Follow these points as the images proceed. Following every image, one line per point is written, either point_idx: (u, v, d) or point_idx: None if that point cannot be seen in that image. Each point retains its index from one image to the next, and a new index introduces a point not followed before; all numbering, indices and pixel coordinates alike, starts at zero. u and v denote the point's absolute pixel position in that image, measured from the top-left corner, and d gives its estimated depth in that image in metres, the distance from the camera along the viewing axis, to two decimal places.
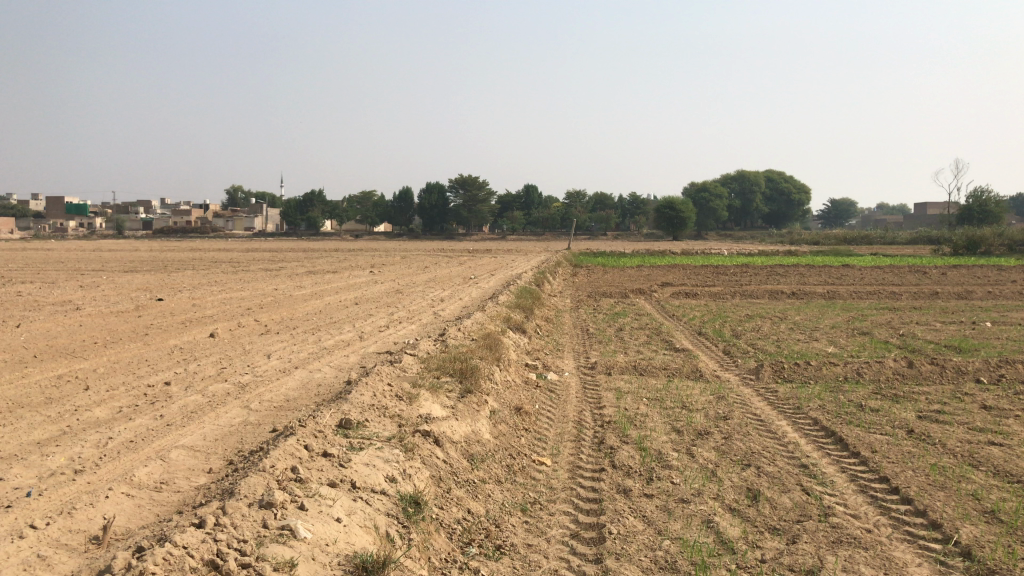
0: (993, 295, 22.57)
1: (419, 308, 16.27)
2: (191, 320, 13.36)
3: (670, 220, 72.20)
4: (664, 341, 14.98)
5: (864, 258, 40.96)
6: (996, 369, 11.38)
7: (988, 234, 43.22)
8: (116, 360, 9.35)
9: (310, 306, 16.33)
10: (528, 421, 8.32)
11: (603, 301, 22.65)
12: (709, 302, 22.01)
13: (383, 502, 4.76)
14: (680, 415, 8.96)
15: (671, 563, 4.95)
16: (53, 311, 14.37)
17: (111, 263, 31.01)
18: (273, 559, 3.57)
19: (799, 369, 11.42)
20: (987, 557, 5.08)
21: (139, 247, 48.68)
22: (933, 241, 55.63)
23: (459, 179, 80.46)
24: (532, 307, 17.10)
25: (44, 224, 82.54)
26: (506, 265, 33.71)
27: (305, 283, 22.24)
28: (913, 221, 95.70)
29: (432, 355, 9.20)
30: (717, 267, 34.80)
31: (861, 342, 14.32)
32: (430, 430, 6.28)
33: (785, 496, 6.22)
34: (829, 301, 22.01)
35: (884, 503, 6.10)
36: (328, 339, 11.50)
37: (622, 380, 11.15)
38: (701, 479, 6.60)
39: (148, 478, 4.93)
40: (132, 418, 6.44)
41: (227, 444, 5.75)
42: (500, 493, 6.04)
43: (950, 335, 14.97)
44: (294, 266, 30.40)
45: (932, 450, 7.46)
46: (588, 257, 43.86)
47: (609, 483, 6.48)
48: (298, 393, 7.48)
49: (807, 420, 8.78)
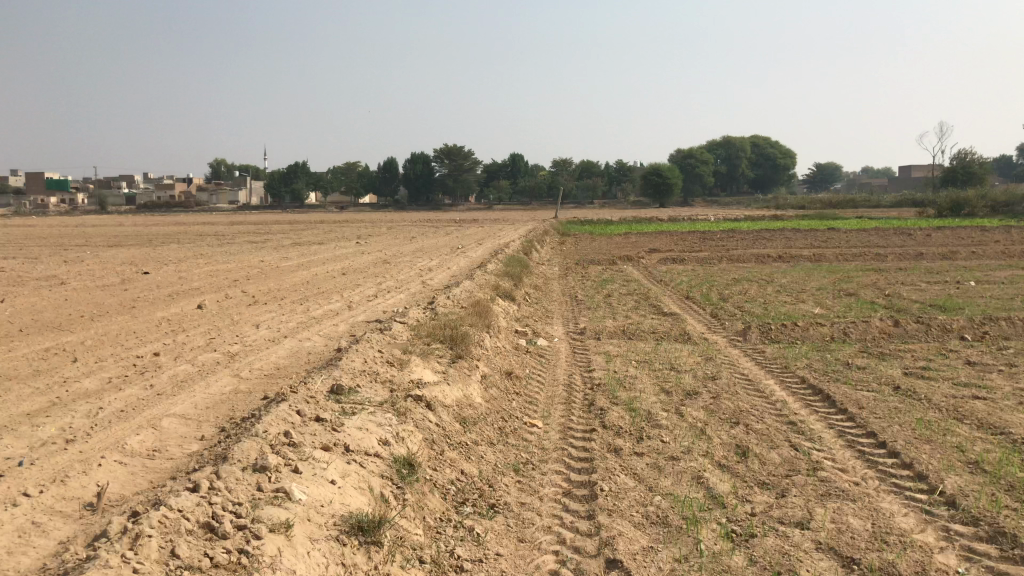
0: (978, 256, 22.74)
1: (407, 277, 16.25)
2: (178, 293, 13.29)
3: (656, 186, 72.13)
4: (652, 306, 15.03)
5: (850, 221, 41.08)
6: (980, 326, 11.51)
7: (972, 196, 43.48)
8: (103, 332, 9.31)
9: (297, 277, 16.28)
10: (518, 385, 8.37)
11: (591, 268, 22.66)
12: (697, 267, 22.08)
13: (377, 464, 4.78)
14: (670, 377, 9.04)
15: (662, 518, 5.01)
16: (38, 286, 14.26)
17: (95, 238, 30.66)
18: (269, 520, 3.59)
19: (787, 330, 11.52)
20: (971, 505, 5.17)
21: (122, 221, 48.17)
22: (918, 203, 55.88)
23: (444, 149, 80.06)
24: (520, 275, 17.11)
25: (26, 202, 81.58)
26: (492, 234, 33.64)
27: (291, 255, 22.14)
28: (898, 183, 95.98)
29: (422, 322, 9.21)
30: (704, 232, 34.86)
31: (847, 303, 14.44)
32: (421, 395, 6.30)
33: (774, 452, 6.30)
34: (816, 264, 22.11)
35: (871, 457, 6.19)
36: (317, 308, 11.48)
37: (612, 344, 11.22)
38: (691, 437, 6.68)
39: (140, 446, 4.93)
40: (122, 388, 6.44)
41: (218, 411, 5.77)
42: (493, 455, 6.09)
43: (935, 295, 15.11)
44: (280, 238, 30.24)
45: (918, 404, 7.57)
46: (575, 225, 43.79)
47: (600, 443, 6.54)
48: (288, 361, 7.49)
49: (794, 379, 8.88)
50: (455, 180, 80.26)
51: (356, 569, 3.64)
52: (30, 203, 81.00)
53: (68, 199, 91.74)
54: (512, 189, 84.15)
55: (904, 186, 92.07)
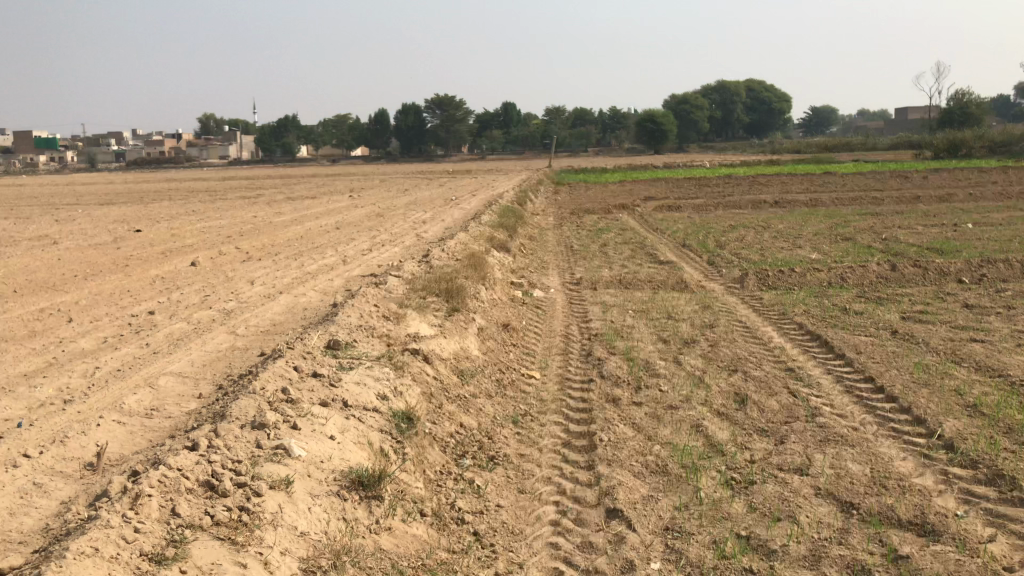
0: (974, 197, 22.64)
1: (402, 230, 16.13)
2: (172, 250, 13.18)
3: (651, 133, 71.50)
4: (649, 254, 14.98)
5: (845, 165, 40.82)
6: (977, 269, 11.49)
7: (969, 137, 43.18)
8: (97, 291, 9.24)
9: (291, 232, 16.17)
10: (516, 337, 8.36)
11: (587, 218, 22.53)
12: (693, 215, 21.97)
13: (376, 418, 4.76)
14: (667, 325, 9.03)
15: (662, 466, 5.03)
16: (30, 246, 14.14)
17: (86, 197, 30.36)
18: (269, 477, 3.58)
19: (784, 276, 11.49)
20: (970, 448, 5.18)
21: (112, 178, 47.67)
22: (915, 145, 55.53)
23: (436, 99, 79.14)
24: (515, 226, 17.01)
25: (15, 161, 80.65)
26: (487, 185, 33.37)
27: (285, 210, 21.98)
28: (895, 125, 95.24)
29: (418, 275, 9.16)
30: (699, 179, 34.64)
31: (844, 247, 14.41)
32: (418, 348, 6.28)
33: (772, 399, 6.31)
34: (812, 209, 22.01)
35: (869, 402, 6.20)
36: (313, 263, 11.40)
37: (608, 294, 11.20)
38: (689, 386, 6.68)
39: (138, 405, 4.91)
40: (118, 347, 6.41)
41: (216, 369, 5.74)
42: (492, 407, 6.10)
43: (933, 238, 15.06)
44: (272, 193, 29.96)
45: (916, 349, 7.58)
46: (570, 174, 43.50)
47: (599, 393, 6.55)
48: (285, 317, 7.45)
49: (791, 325, 8.88)
50: (448, 131, 79.49)
51: (357, 524, 3.64)
52: (19, 161, 80.15)
53: (58, 157, 90.75)
54: (505, 139, 83.39)
55: (900, 129, 91.40)
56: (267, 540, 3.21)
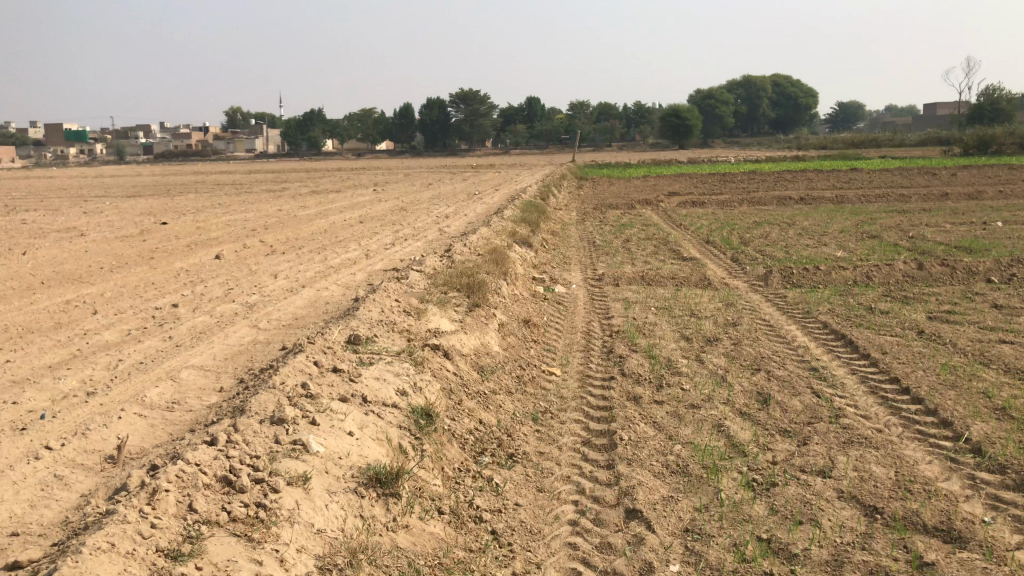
0: (1004, 195, 22.27)
1: (424, 225, 16.14)
2: (196, 243, 13.27)
3: (676, 128, 71.03)
4: (672, 250, 14.88)
5: (873, 161, 40.33)
6: (1006, 268, 11.29)
7: (1000, 133, 42.51)
8: (123, 284, 9.32)
9: (314, 226, 16.22)
10: (537, 333, 8.33)
11: (610, 213, 22.42)
12: (717, 211, 21.80)
13: (395, 415, 4.76)
14: (689, 323, 8.96)
15: (682, 467, 4.99)
16: (58, 238, 14.30)
17: (114, 189, 30.70)
18: (286, 473, 3.58)
19: (809, 274, 11.37)
20: (997, 453, 5.09)
21: (139, 170, 48.04)
22: (944, 141, 54.77)
23: (460, 94, 79.20)
24: (538, 221, 16.97)
25: (45, 153, 81.76)
26: (510, 180, 33.31)
27: (309, 203, 22.07)
28: (924, 121, 93.94)
29: (439, 270, 9.15)
30: (724, 174, 34.37)
31: (871, 245, 14.24)
32: (438, 344, 6.26)
33: (795, 399, 6.24)
34: (838, 206, 21.76)
35: (894, 404, 6.11)
36: (335, 257, 11.43)
37: (630, 290, 11.14)
38: (711, 385, 6.62)
39: (160, 398, 4.94)
40: (141, 340, 6.45)
41: (238, 363, 5.76)
42: (511, 404, 6.07)
43: (961, 236, 14.84)
44: (297, 187, 30.11)
45: (943, 349, 7.46)
46: (594, 169, 43.31)
47: (620, 391, 6.51)
48: (306, 311, 7.46)
49: (816, 324, 8.78)
50: (472, 125, 79.44)
51: (374, 522, 3.63)
52: (49, 153, 81.29)
53: (87, 150, 91.84)
54: (529, 133, 83.25)
55: (929, 125, 90.18)
56: (284, 537, 3.20)
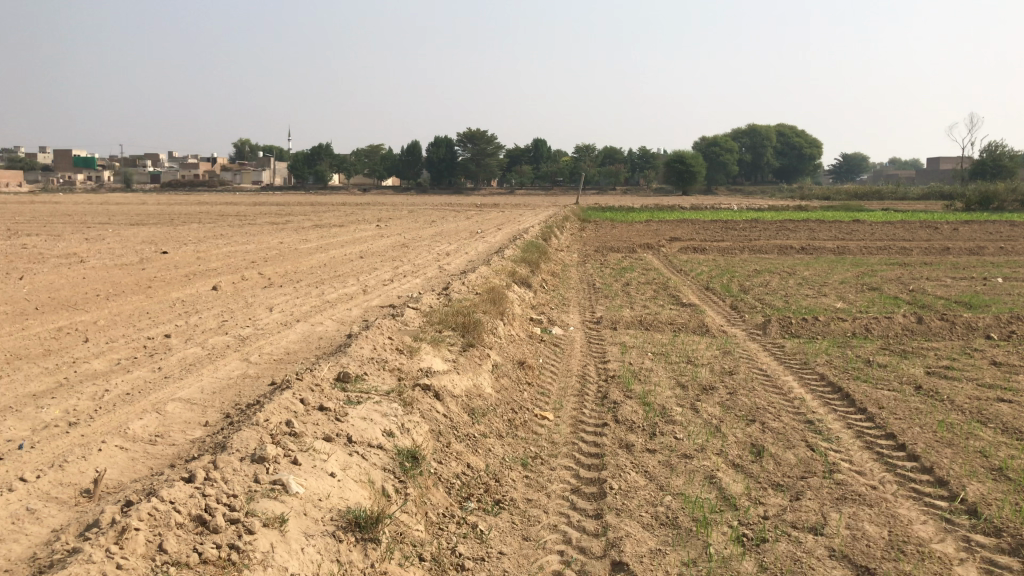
0: (1005, 252, 22.30)
1: (425, 262, 16.15)
2: (195, 273, 13.25)
3: (680, 174, 71.48)
4: (671, 296, 14.86)
5: (874, 213, 40.49)
6: (1006, 325, 11.23)
7: (1001, 190, 42.74)
8: (117, 312, 9.28)
9: (315, 259, 16.24)
10: (531, 375, 8.26)
11: (611, 256, 22.44)
12: (718, 258, 21.82)
13: (380, 456, 4.68)
14: (686, 370, 8.88)
15: (672, 519, 4.89)
16: (57, 263, 14.31)
17: (118, 216, 30.87)
18: (263, 514, 3.50)
19: (807, 325, 11.32)
20: (993, 515, 4.99)
21: (145, 199, 48.19)
22: (946, 196, 55.07)
23: (467, 133, 79.93)
24: (538, 261, 16.97)
25: (53, 178, 82.49)
26: (513, 220, 33.41)
27: (311, 237, 22.10)
28: (927, 175, 94.59)
29: (435, 309, 9.09)
30: (726, 221, 34.49)
31: (870, 297, 14.21)
32: (429, 384, 6.19)
33: (790, 452, 6.15)
34: (839, 256, 21.77)
35: (890, 460, 6.02)
36: (332, 292, 11.40)
37: (628, 334, 11.08)
38: (705, 435, 6.53)
39: (143, 431, 4.86)
40: (130, 370, 6.39)
41: (224, 397, 5.68)
42: (501, 448, 5.99)
43: (961, 291, 14.80)
44: (300, 220, 30.18)
45: (940, 406, 7.37)
46: (596, 212, 43.48)
47: (612, 438, 6.42)
48: (298, 346, 7.40)
49: (813, 375, 8.70)
50: (478, 164, 79.99)
51: (352, 568, 3.54)
52: (58, 179, 81.91)
53: (95, 176, 92.50)
54: (534, 174, 83.82)
55: (932, 179, 90.76)
56: None
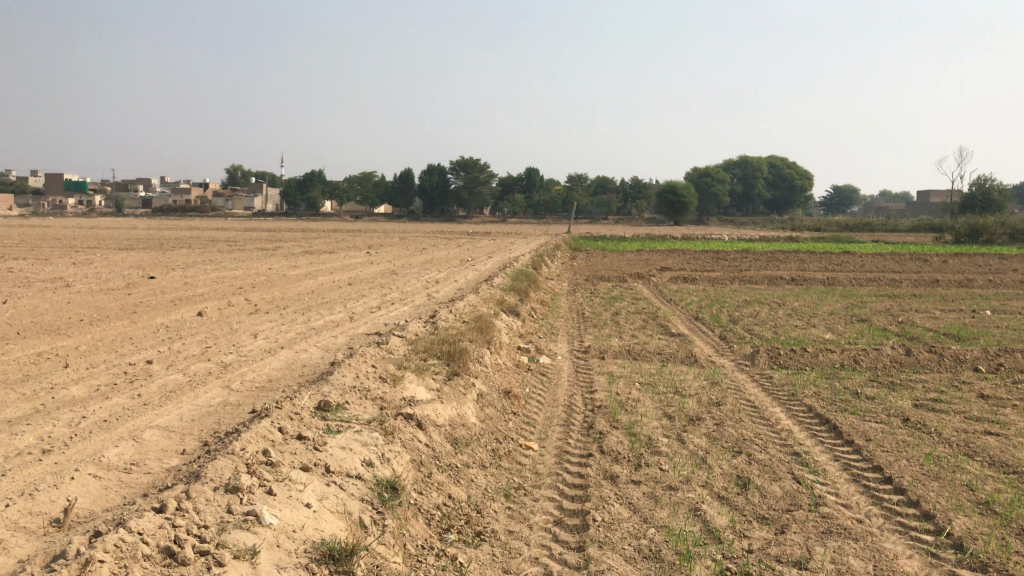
0: (994, 284, 22.40)
1: (413, 290, 16.10)
2: (182, 299, 13.16)
3: (671, 204, 71.88)
4: (660, 325, 14.84)
5: (864, 245, 40.65)
6: (994, 358, 11.23)
7: (990, 223, 43.06)
8: (100, 337, 9.19)
9: (303, 286, 16.18)
10: (517, 404, 8.19)
11: (601, 286, 22.44)
12: (708, 288, 21.86)
13: (358, 486, 4.62)
14: (673, 401, 8.83)
15: (655, 552, 4.82)
16: (43, 288, 14.21)
17: (108, 241, 30.72)
18: (234, 546, 3.43)
19: (796, 356, 11.29)
20: (980, 550, 4.94)
21: (135, 224, 48.11)
22: (935, 228, 55.48)
23: (460, 162, 80.32)
24: (528, 290, 16.95)
25: (44, 202, 82.29)
26: (505, 248, 33.43)
27: (301, 263, 22.06)
28: (916, 208, 95.35)
29: (420, 337, 9.03)
30: (717, 252, 34.61)
31: (859, 329, 14.22)
32: (412, 413, 6.13)
33: (775, 484, 6.09)
34: (829, 288, 21.83)
35: (876, 493, 5.98)
36: (319, 319, 11.34)
37: (615, 364, 11.02)
38: (690, 466, 6.47)
39: (118, 459, 4.77)
40: (108, 396, 6.30)
41: (203, 425, 5.60)
42: (484, 478, 5.91)
43: (950, 324, 14.81)
44: (290, 246, 30.15)
45: (928, 439, 7.33)
46: (587, 241, 43.58)
47: (596, 469, 6.35)
48: (281, 373, 7.32)
49: (801, 407, 8.66)
50: (471, 192, 80.33)
51: None
52: (49, 204, 81.81)
53: (86, 201, 92.41)
54: (526, 203, 84.13)
55: (921, 212, 91.46)
56: None
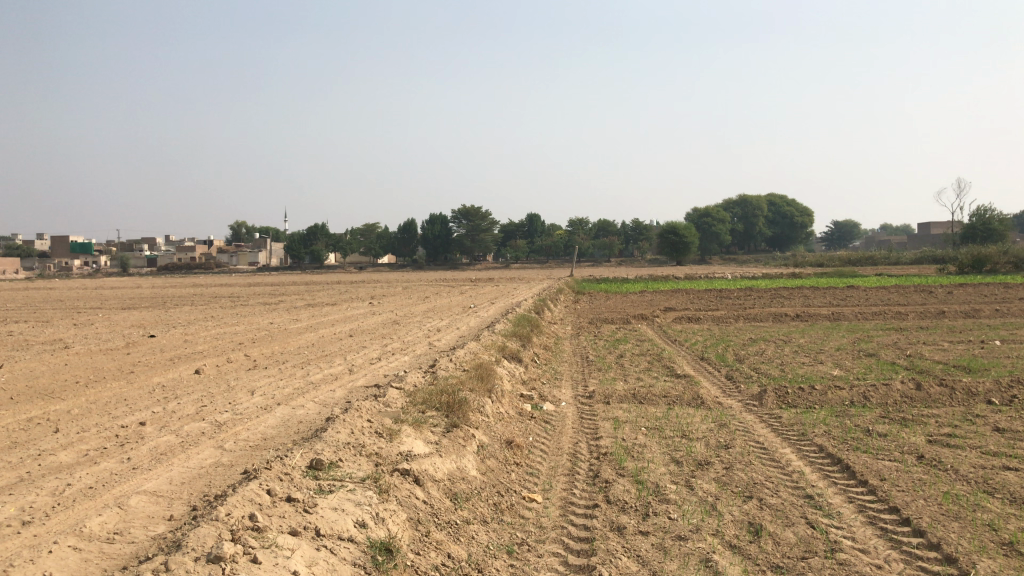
0: (1001, 314, 22.20)
1: (415, 339, 15.96)
2: (179, 357, 12.97)
3: (673, 244, 71.92)
4: (666, 367, 14.63)
5: (869, 278, 40.48)
6: (1007, 390, 10.98)
7: (994, 252, 42.96)
8: (94, 399, 9.02)
9: (303, 339, 16.08)
10: (520, 455, 7.95)
11: (605, 328, 22.31)
12: (712, 327, 21.67)
13: (351, 550, 4.44)
14: (680, 445, 8.59)
15: None
16: (42, 350, 14.08)
17: (111, 300, 30.94)
18: None
19: (804, 395, 11.05)
20: None
21: (137, 283, 48.45)
22: (939, 259, 55.45)
23: (462, 210, 80.87)
24: (530, 335, 16.78)
25: (50, 265, 82.94)
26: (507, 294, 33.36)
27: (301, 316, 21.89)
28: (918, 239, 95.53)
29: (419, 388, 8.82)
30: (720, 290, 34.48)
31: (867, 364, 13.97)
32: (409, 469, 5.97)
33: (789, 530, 5.85)
34: (834, 323, 21.64)
35: (894, 536, 5.74)
36: (317, 373, 11.16)
37: (621, 409, 10.77)
38: (700, 514, 6.24)
39: (100, 529, 4.57)
40: (97, 462, 6.11)
41: (193, 488, 5.40)
42: (485, 535, 5.69)
43: (959, 356, 14.54)
44: (292, 300, 29.94)
45: (944, 476, 7.09)
46: (590, 283, 43.57)
47: (603, 520, 6.12)
48: (276, 431, 7.13)
49: (812, 447, 8.41)
50: (473, 240, 80.80)
51: None
52: (56, 266, 82.44)
53: (92, 262, 92.63)
54: (528, 248, 84.36)
55: (925, 244, 91.48)
56: None
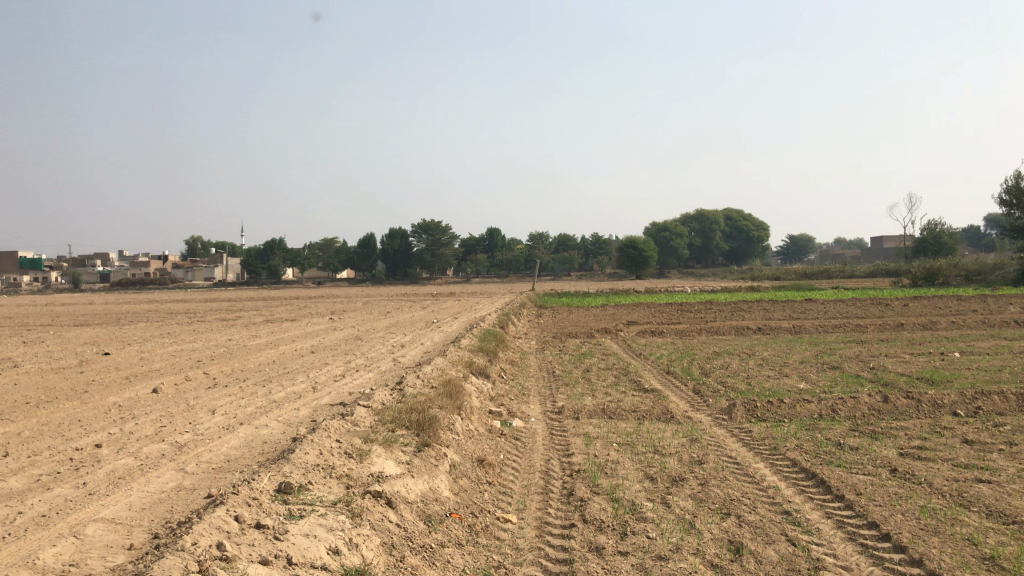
0: (957, 326, 22.60)
1: (378, 355, 15.68)
2: (135, 376, 12.53)
3: (633, 258, 72.37)
4: (633, 381, 14.56)
5: (825, 291, 41.01)
6: (972, 401, 11.07)
7: (945, 265, 43.95)
8: (45, 421, 8.62)
9: (264, 356, 15.68)
10: (492, 474, 7.77)
11: (570, 342, 22.22)
12: (676, 340, 21.72)
13: None
14: (653, 461, 8.47)
15: None
16: None
17: (61, 317, 30.05)
18: None
19: (774, 408, 11.04)
20: None
21: (89, 298, 47.28)
22: (892, 272, 56.55)
23: (421, 224, 80.50)
24: (495, 350, 16.60)
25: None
26: (470, 308, 33.16)
27: (260, 332, 21.45)
28: (871, 253, 97.56)
29: (387, 406, 8.58)
30: (681, 304, 34.66)
31: (832, 377, 14.04)
32: (381, 491, 5.76)
33: (770, 548, 5.75)
34: (795, 336, 21.81)
35: (875, 552, 5.67)
36: (280, 391, 10.84)
37: (591, 424, 10.65)
38: (680, 532, 6.11)
39: (55, 561, 4.28)
40: (50, 488, 5.79)
41: (155, 514, 5.13)
42: (462, 558, 5.49)
43: (921, 368, 14.69)
44: (250, 315, 29.36)
45: (920, 490, 7.07)
46: (552, 297, 43.58)
47: (581, 540, 5.96)
48: (240, 453, 6.86)
49: (785, 462, 8.36)
50: (433, 254, 80.46)
51: None
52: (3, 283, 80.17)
53: (43, 278, 90.36)
54: (489, 263, 84.26)
55: (879, 257, 93.39)
56: None
